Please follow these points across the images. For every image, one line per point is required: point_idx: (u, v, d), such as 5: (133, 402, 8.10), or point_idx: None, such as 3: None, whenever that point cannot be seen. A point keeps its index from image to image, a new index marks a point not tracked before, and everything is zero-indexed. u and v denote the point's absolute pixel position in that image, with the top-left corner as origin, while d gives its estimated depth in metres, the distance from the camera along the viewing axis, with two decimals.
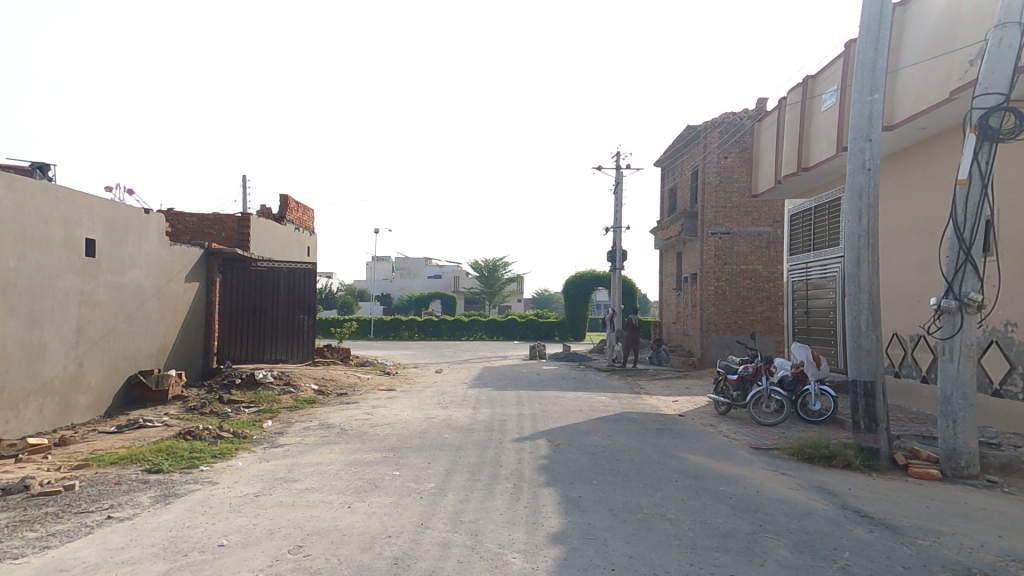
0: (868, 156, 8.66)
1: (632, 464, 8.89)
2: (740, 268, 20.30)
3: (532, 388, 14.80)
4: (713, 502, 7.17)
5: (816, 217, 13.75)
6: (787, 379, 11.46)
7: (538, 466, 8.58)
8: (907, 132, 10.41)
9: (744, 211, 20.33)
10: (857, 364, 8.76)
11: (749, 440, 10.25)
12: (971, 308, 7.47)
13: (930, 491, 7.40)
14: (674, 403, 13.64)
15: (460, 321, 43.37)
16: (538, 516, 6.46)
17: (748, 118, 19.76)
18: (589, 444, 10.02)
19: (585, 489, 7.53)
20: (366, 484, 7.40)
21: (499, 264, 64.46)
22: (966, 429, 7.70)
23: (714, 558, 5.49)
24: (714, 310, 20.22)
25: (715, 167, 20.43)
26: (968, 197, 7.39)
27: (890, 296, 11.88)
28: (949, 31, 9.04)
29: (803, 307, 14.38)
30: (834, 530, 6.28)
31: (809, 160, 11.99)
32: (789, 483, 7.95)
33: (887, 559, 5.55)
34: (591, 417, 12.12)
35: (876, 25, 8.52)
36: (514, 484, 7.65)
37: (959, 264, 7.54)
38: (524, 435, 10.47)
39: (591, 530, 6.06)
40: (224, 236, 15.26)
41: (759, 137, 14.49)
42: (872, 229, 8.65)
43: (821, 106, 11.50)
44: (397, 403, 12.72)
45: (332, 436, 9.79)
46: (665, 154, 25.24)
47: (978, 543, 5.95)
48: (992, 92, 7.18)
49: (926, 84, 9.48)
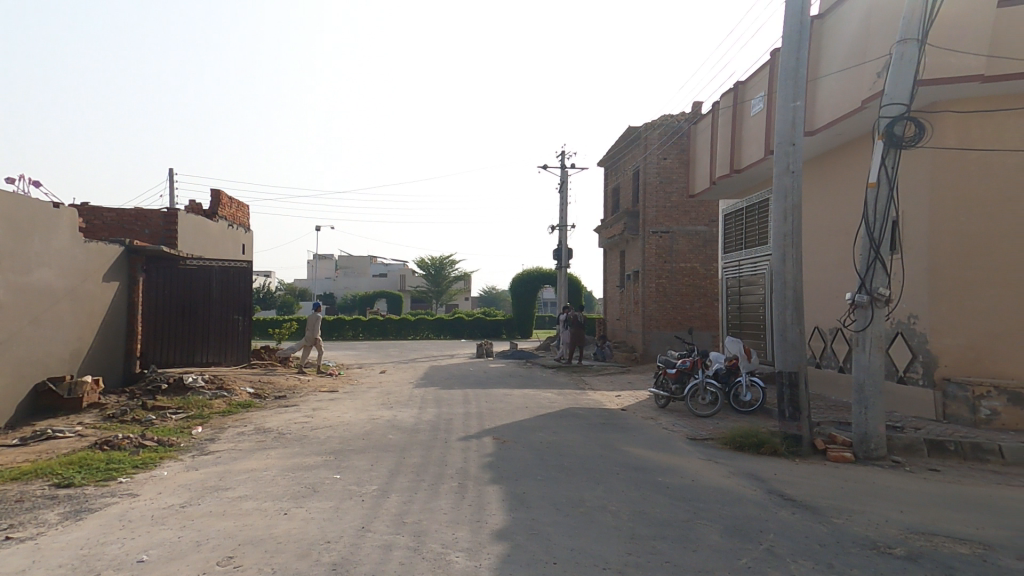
0: (792, 159, 9.22)
1: (578, 459, 9.05)
2: (679, 265, 21.02)
3: (478, 386, 14.77)
4: (652, 492, 7.43)
5: (747, 217, 14.37)
6: (721, 372, 11.92)
7: (484, 464, 8.58)
8: (827, 137, 11.03)
9: (682, 210, 21.05)
10: (784, 355, 9.37)
11: (686, 432, 10.68)
12: (880, 301, 8.11)
13: (844, 474, 7.94)
14: (617, 397, 14.00)
15: (406, 320, 42.87)
16: (483, 514, 6.46)
17: (684, 121, 20.50)
18: (535, 441, 10.12)
19: (531, 486, 7.59)
20: (305, 489, 7.19)
21: (446, 262, 63.93)
22: (875, 413, 8.28)
23: (653, 546, 5.68)
24: (655, 307, 20.89)
25: (656, 167, 21.08)
26: (877, 199, 8.00)
27: (812, 292, 12.62)
28: (860, 45, 9.69)
29: (735, 303, 15.02)
30: (760, 514, 6.65)
31: (740, 162, 12.49)
32: (723, 471, 8.37)
33: (807, 539, 5.95)
34: (537, 413, 12.26)
35: (797, 36, 9.04)
36: (459, 483, 7.62)
37: (870, 261, 8.17)
38: (470, 434, 10.47)
39: (535, 525, 6.12)
40: (147, 233, 14.40)
41: (695, 139, 15.01)
42: (796, 228, 9.26)
43: (750, 111, 12.04)
44: (339, 404, 12.40)
45: (268, 440, 9.43)
46: (606, 155, 25.95)
47: (885, 518, 6.44)
48: (895, 102, 7.69)
49: (840, 93, 10.13)
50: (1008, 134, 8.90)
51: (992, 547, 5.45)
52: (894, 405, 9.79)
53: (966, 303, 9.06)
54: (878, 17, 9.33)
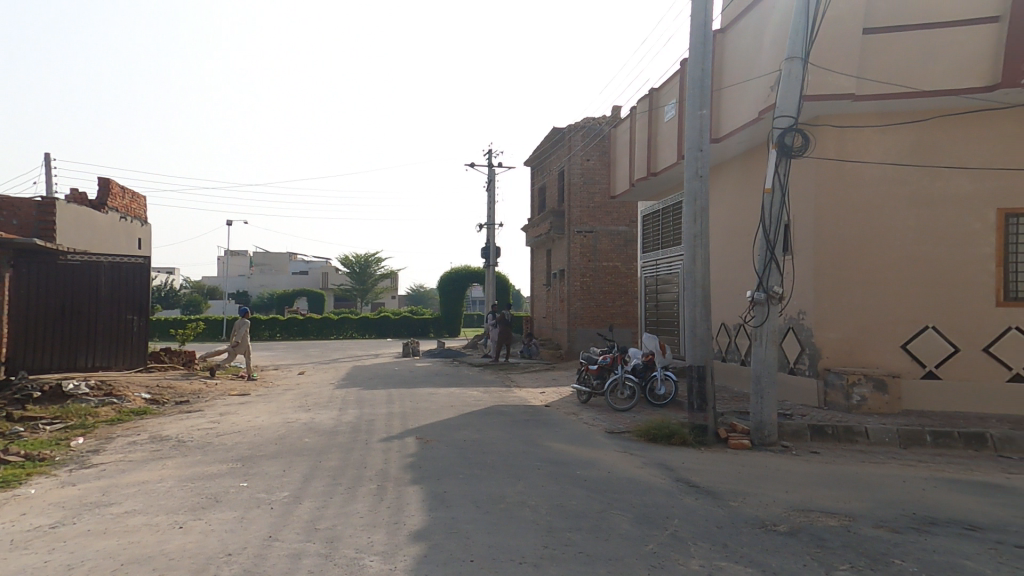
0: (700, 164, 9.72)
1: (499, 456, 9.09)
2: (602, 264, 21.67)
3: (403, 386, 14.50)
4: (570, 485, 7.58)
5: (664, 218, 15.05)
6: (639, 367, 12.40)
7: (406, 465, 8.39)
8: (730, 145, 11.75)
9: (605, 211, 21.70)
10: (693, 350, 9.87)
11: (605, 425, 11.01)
12: (775, 299, 8.74)
13: (744, 460, 8.49)
14: (542, 393, 14.21)
15: (328, 319, 41.61)
16: (401, 515, 6.31)
17: (606, 123, 21.18)
18: (458, 439, 10.06)
19: (451, 484, 7.52)
20: (205, 500, 6.72)
21: (372, 258, 62.52)
22: (769, 403, 8.92)
23: (567, 538, 5.78)
24: (580, 305, 21.44)
25: (579, 168, 21.63)
26: (772, 204, 8.62)
27: (718, 290, 13.42)
28: (756, 61, 10.40)
29: (653, 300, 15.68)
30: (668, 502, 6.96)
31: (656, 165, 13.05)
32: (637, 462, 8.70)
33: (708, 522, 6.30)
34: (461, 411, 12.19)
35: (702, 48, 9.55)
36: (378, 485, 7.41)
37: (766, 261, 8.77)
38: (392, 434, 10.24)
39: (453, 524, 6.06)
40: (18, 225, 13.04)
41: (615, 141, 15.52)
42: (703, 229, 9.79)
43: (664, 117, 12.61)
44: (251, 408, 11.74)
45: (165, 449, 8.75)
46: (532, 154, 26.32)
47: (776, 499, 6.95)
48: (784, 115, 8.30)
49: (740, 104, 10.82)
50: (878, 146, 9.80)
51: (867, 520, 6.01)
52: (786, 394, 10.59)
53: (845, 300, 9.94)
54: (769, 35, 10.06)
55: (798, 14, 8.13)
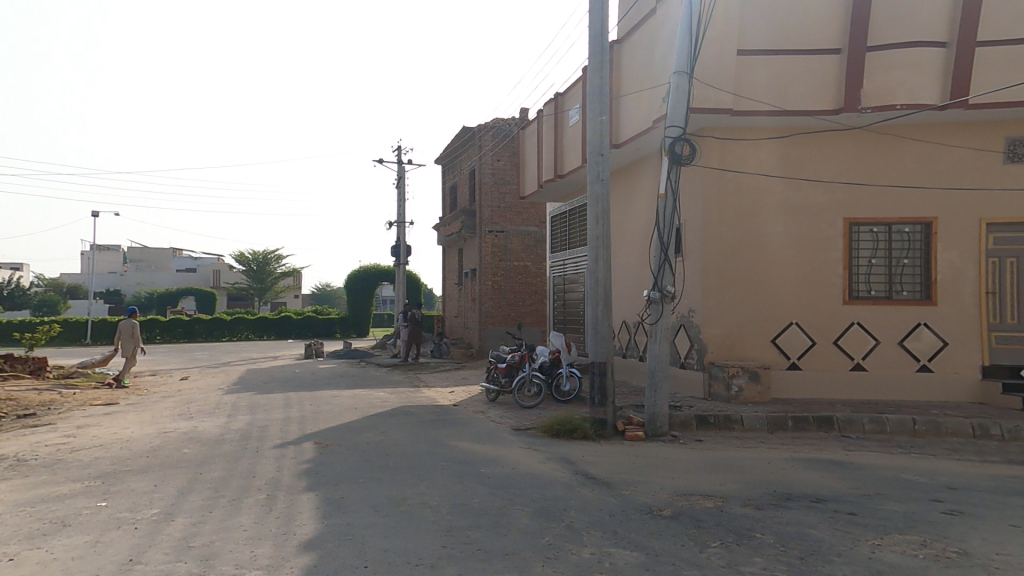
0: (602, 168, 10.11)
1: (402, 457, 8.87)
2: (513, 263, 21.97)
3: (304, 388, 13.77)
4: (473, 483, 7.56)
5: (570, 220, 15.53)
6: (545, 365, 12.68)
7: (301, 471, 7.94)
8: (628, 151, 12.36)
9: (515, 211, 22.01)
10: (595, 347, 10.23)
11: (511, 423, 11.13)
12: (668, 298, 9.29)
13: (638, 450, 8.94)
14: (450, 393, 14.09)
15: (219, 320, 38.82)
16: (291, 525, 5.95)
17: (514, 125, 21.53)
18: (359, 442, 9.68)
19: (349, 489, 7.20)
20: (53, 525, 5.92)
21: (273, 258, 59.14)
22: (662, 395, 9.47)
23: (466, 536, 5.74)
24: (491, 304, 21.62)
25: (490, 168, 21.82)
26: (666, 208, 9.16)
27: (619, 290, 14.07)
28: (650, 73, 11.04)
29: (560, 299, 16.12)
30: (567, 494, 7.15)
31: (563, 168, 13.42)
32: (540, 457, 8.86)
33: (603, 512, 6.55)
34: (364, 414, 11.77)
35: (600, 58, 9.96)
36: (267, 494, 6.93)
37: (661, 262, 9.29)
38: (287, 440, 9.65)
39: (348, 530, 5.81)
40: None
41: (523, 143, 15.79)
42: (605, 231, 10.18)
43: (569, 122, 13.02)
44: (120, 419, 10.56)
45: (3, 471, 7.61)
46: (443, 153, 26.18)
47: (664, 485, 7.38)
48: (674, 125, 8.85)
49: (637, 112, 11.42)
50: (753, 159, 10.78)
51: (738, 500, 6.54)
52: (678, 387, 11.32)
53: (728, 299, 10.80)
54: (660, 49, 10.74)
55: (682, 32, 8.72)
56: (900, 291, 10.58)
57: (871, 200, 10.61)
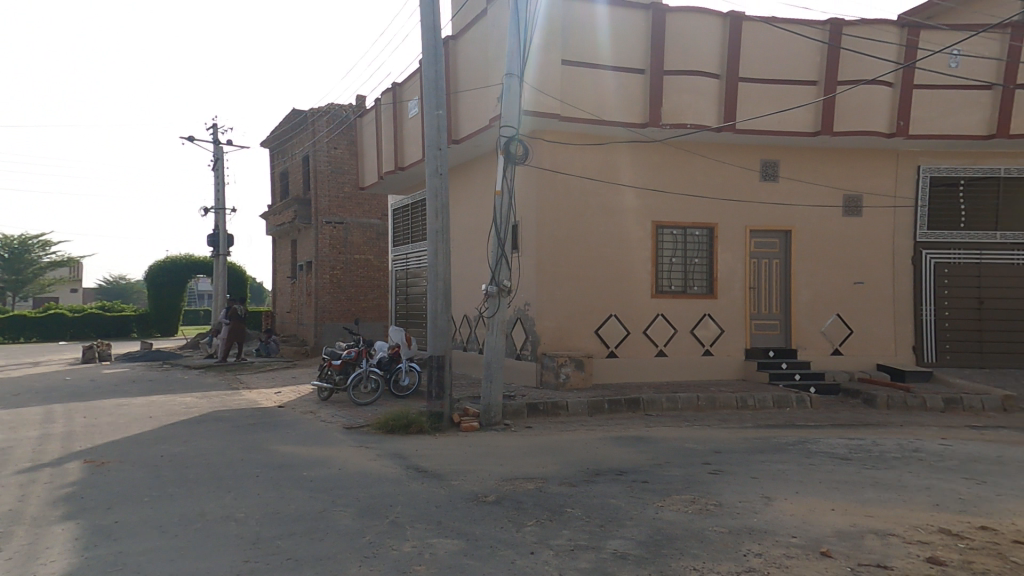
0: (440, 163, 10.05)
1: (206, 468, 7.82)
2: (354, 256, 21.01)
3: (80, 399, 11.47)
4: (289, 489, 6.96)
5: (413, 213, 15.27)
6: (384, 360, 12.25)
7: (60, 497, 6.54)
8: (467, 148, 12.52)
9: (355, 202, 21.03)
10: (434, 341, 10.14)
11: (343, 421, 10.55)
12: (505, 292, 9.57)
13: (471, 441, 9.09)
14: (275, 394, 12.91)
15: None
16: (34, 564, 4.83)
17: (351, 112, 20.58)
18: (152, 456, 8.32)
19: (129, 511, 6.11)
20: None
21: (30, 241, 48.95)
22: (497, 386, 9.75)
23: (272, 547, 5.22)
24: (329, 298, 20.44)
25: (326, 155, 20.51)
26: (503, 205, 9.42)
27: (460, 284, 14.21)
28: (484, 72, 11.31)
29: (403, 293, 15.77)
30: (393, 490, 6.94)
31: (404, 160, 13.12)
32: (371, 455, 8.51)
33: (427, 504, 6.48)
34: (163, 423, 10.18)
35: (433, 51, 9.91)
36: (3, 531, 5.55)
37: (499, 258, 9.52)
38: (46, 461, 7.90)
39: (118, 560, 4.90)
40: None
41: (360, 132, 15.12)
42: (444, 226, 10.14)
43: (408, 113, 12.78)
44: None
45: None
46: (271, 135, 24.02)
47: (491, 472, 7.58)
48: (507, 124, 9.15)
49: (474, 110, 11.61)
50: (579, 164, 11.66)
51: (555, 479, 6.99)
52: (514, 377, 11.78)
53: (556, 292, 11.52)
54: (492, 50, 11.06)
55: (511, 36, 9.07)
56: (692, 287, 12.31)
57: (673, 206, 12.18)
